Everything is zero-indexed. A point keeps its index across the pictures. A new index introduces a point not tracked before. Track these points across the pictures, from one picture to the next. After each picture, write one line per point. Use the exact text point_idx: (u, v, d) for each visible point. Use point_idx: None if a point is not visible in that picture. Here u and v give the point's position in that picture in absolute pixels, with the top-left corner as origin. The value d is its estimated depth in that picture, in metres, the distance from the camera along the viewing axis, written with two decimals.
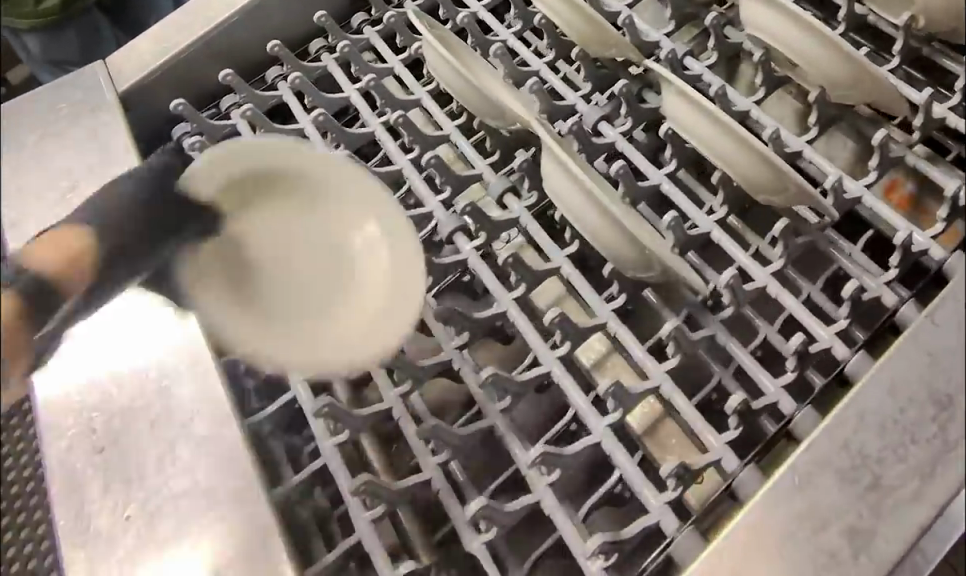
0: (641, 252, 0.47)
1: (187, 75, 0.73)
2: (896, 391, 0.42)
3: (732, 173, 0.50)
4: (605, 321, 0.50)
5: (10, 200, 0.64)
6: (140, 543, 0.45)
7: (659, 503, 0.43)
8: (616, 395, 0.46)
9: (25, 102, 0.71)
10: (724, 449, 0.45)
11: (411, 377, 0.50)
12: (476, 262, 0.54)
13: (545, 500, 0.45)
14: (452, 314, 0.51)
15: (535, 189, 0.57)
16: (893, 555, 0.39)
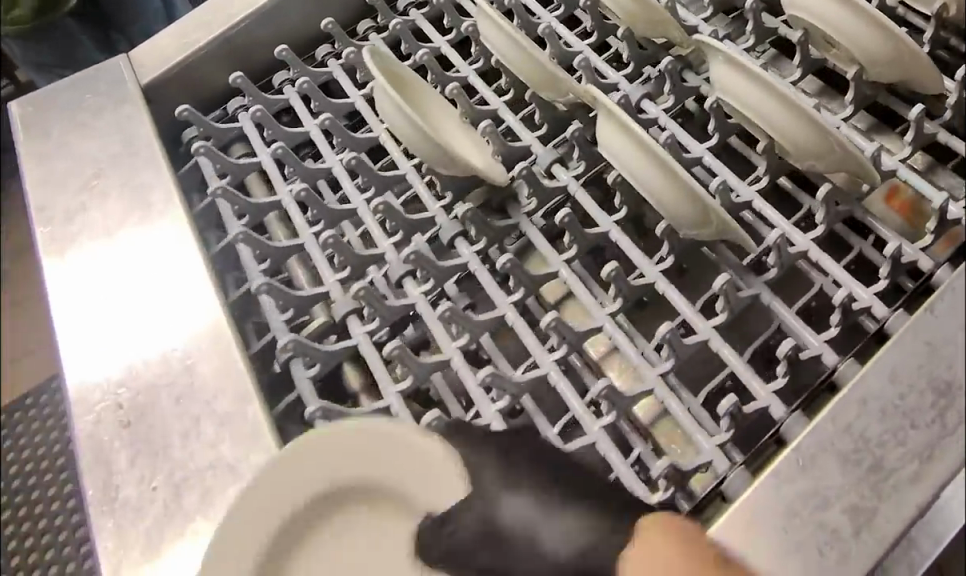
0: (699, 208, 0.49)
1: (212, 68, 0.75)
2: (897, 377, 0.44)
3: (779, 136, 0.52)
4: (654, 280, 0.52)
5: (39, 188, 0.66)
6: (165, 516, 0.47)
7: (711, 445, 0.45)
8: (671, 341, 0.48)
9: (50, 93, 0.73)
10: (771, 397, 0.46)
11: (468, 330, 0.51)
12: (528, 226, 0.57)
13: (600, 442, 0.46)
14: (514, 268, 0.52)
15: (583, 158, 0.59)
16: (891, 534, 0.40)
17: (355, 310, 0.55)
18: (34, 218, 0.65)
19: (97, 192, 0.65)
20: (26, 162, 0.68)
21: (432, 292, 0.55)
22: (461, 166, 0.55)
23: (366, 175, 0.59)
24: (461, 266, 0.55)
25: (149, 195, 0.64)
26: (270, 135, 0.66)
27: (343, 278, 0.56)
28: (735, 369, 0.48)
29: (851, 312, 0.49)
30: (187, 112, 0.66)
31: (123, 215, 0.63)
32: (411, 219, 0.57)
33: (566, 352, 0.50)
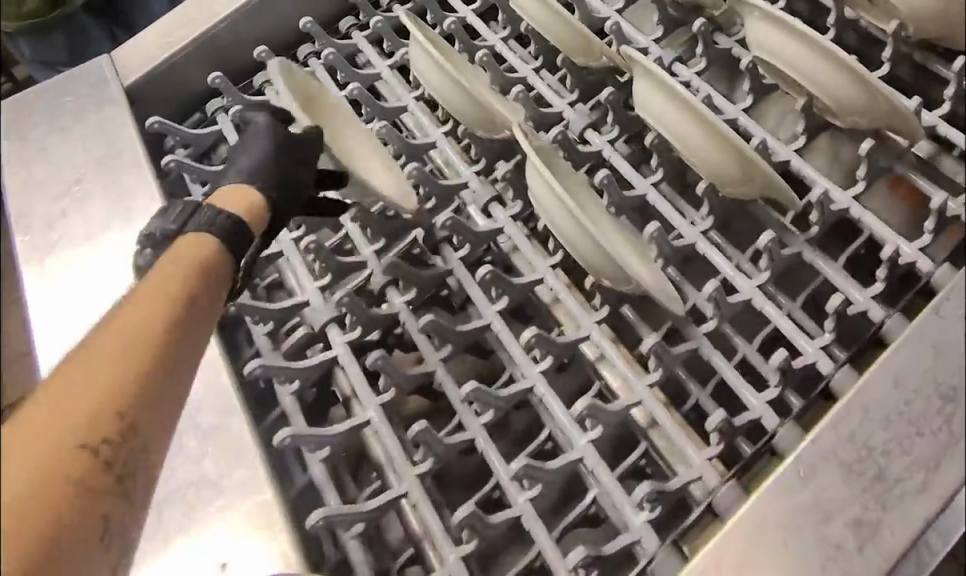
0: (746, 169, 0.48)
1: (204, 62, 0.73)
2: (902, 383, 0.42)
3: (817, 89, 0.50)
4: (694, 241, 0.51)
5: (17, 194, 0.65)
6: (145, 537, 0.45)
7: (758, 399, 0.45)
8: (716, 300, 0.48)
9: (33, 95, 0.72)
10: (818, 351, 0.46)
11: (508, 292, 0.52)
12: (513, 231, 0.55)
13: (646, 400, 0.46)
14: (497, 276, 0.51)
15: (616, 122, 0.57)
16: (899, 548, 0.39)
17: (392, 282, 0.54)
18: (13, 224, 0.63)
19: (78, 199, 0.64)
20: (8, 167, 0.67)
21: (469, 258, 0.55)
22: (499, 125, 0.56)
23: (395, 143, 0.58)
24: (496, 231, 0.55)
25: (132, 198, 0.62)
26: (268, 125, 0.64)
27: (380, 249, 0.56)
28: (780, 326, 0.47)
29: (897, 266, 0.48)
30: (219, 80, 0.65)
31: (106, 221, 0.62)
32: (444, 186, 0.56)
33: (607, 312, 0.51)
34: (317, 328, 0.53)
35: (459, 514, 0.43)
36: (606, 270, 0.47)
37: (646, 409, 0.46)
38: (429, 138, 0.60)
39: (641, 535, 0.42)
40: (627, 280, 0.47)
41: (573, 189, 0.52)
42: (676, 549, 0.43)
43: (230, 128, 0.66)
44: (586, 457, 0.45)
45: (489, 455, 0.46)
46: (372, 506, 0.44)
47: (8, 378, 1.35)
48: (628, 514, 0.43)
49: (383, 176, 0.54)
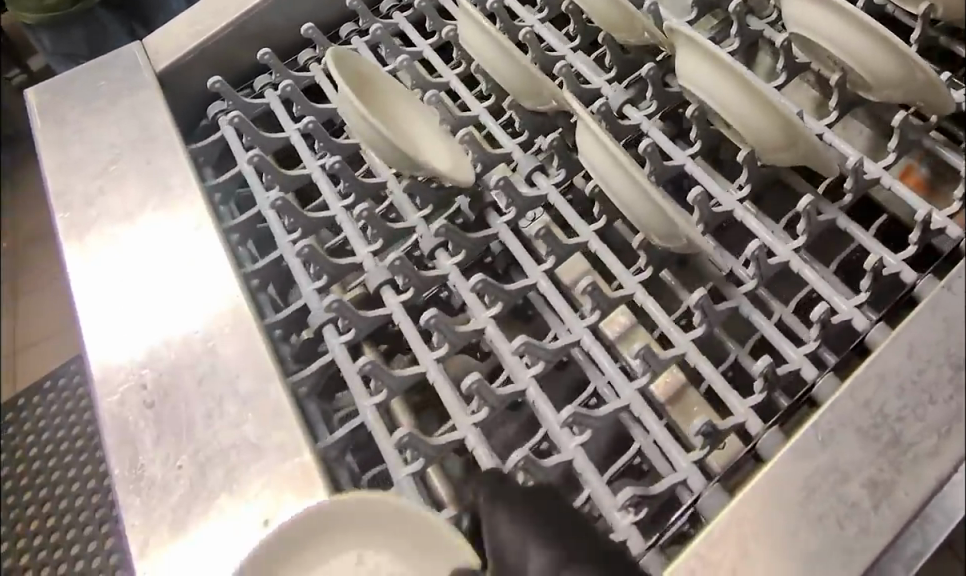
0: (789, 134, 0.50)
1: (237, 47, 0.75)
2: (915, 354, 0.44)
3: (853, 61, 0.52)
4: (732, 209, 0.53)
5: (54, 174, 0.67)
6: (189, 495, 0.47)
7: (798, 352, 0.47)
8: (757, 259, 0.50)
9: (66, 80, 0.74)
10: (854, 310, 0.48)
11: (555, 253, 0.54)
12: (557, 197, 0.56)
13: (690, 351, 0.48)
14: (547, 234, 0.53)
15: (655, 97, 0.59)
16: (912, 507, 0.41)
17: (441, 245, 0.56)
18: (53, 202, 0.65)
19: (114, 178, 0.66)
20: (44, 148, 0.69)
21: (514, 222, 0.57)
22: (544, 97, 0.57)
23: (444, 114, 0.61)
24: (541, 199, 0.56)
25: (168, 179, 0.64)
26: (299, 111, 0.66)
27: (426, 216, 0.59)
28: (817, 287, 0.49)
29: (929, 231, 0.50)
30: (268, 57, 0.69)
31: (141, 200, 0.64)
32: (491, 153, 0.59)
33: (652, 272, 0.53)
34: (372, 288, 0.55)
35: (514, 457, 0.46)
36: (654, 224, 0.49)
37: (688, 361, 0.48)
38: (473, 111, 0.62)
39: (688, 475, 0.44)
40: (675, 236, 0.49)
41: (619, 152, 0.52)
42: (721, 487, 0.44)
43: (278, 103, 0.69)
44: (633, 404, 0.47)
45: (539, 403, 0.48)
46: (437, 445, 0.47)
47: (33, 357, 1.36)
48: (675, 456, 0.45)
49: (439, 145, 0.60)
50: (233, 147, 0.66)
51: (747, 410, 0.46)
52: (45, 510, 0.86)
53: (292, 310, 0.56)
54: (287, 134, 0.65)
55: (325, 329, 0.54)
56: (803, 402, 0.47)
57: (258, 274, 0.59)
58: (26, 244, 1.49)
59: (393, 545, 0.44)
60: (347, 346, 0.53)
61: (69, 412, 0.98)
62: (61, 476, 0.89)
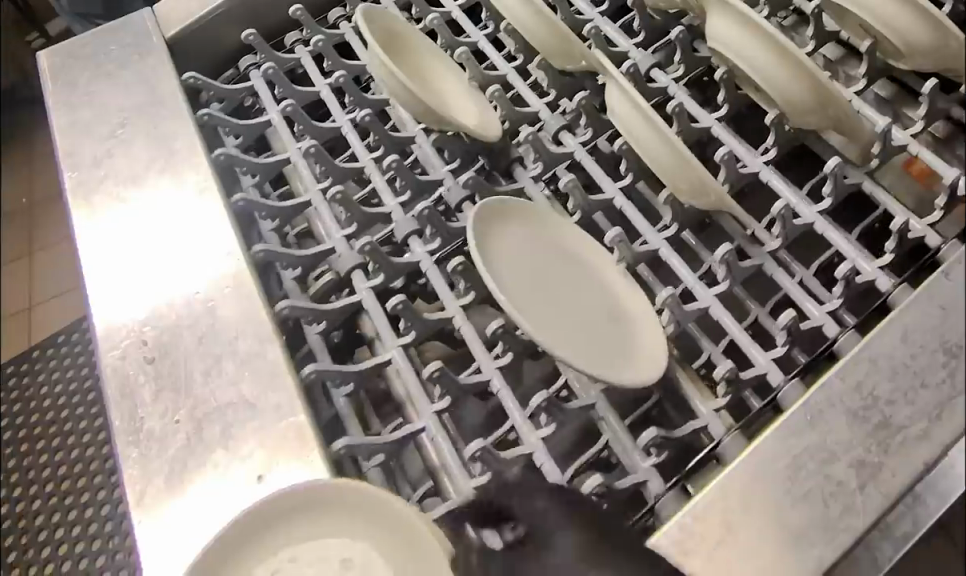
0: (822, 97, 0.50)
1: (252, 12, 0.75)
2: (909, 338, 0.44)
3: (885, 28, 0.52)
4: (757, 171, 0.54)
5: (64, 135, 0.68)
6: (185, 450, 0.48)
7: (820, 310, 0.48)
8: (783, 216, 0.50)
9: (76, 44, 0.74)
10: (877, 271, 0.48)
11: (580, 208, 0.56)
12: (584, 155, 0.57)
13: (714, 308, 0.49)
14: (574, 189, 0.54)
15: (683, 61, 0.60)
16: (897, 487, 0.41)
17: (467, 198, 0.58)
18: (62, 162, 0.66)
19: (122, 141, 0.66)
20: (53, 109, 0.70)
21: (541, 177, 0.58)
22: (576, 57, 0.58)
23: (473, 70, 0.63)
24: (566, 156, 0.58)
25: (173, 143, 0.65)
26: (329, 66, 0.68)
27: (453, 169, 0.60)
28: (841, 248, 0.50)
29: (958, 197, 0.50)
30: (300, 12, 0.69)
31: (148, 161, 0.64)
32: (519, 111, 0.60)
33: (677, 229, 0.54)
34: (399, 237, 0.56)
35: (471, 446, 0.45)
36: (683, 181, 0.50)
37: (712, 315, 0.50)
38: (500, 71, 0.64)
39: (709, 422, 0.47)
40: (702, 194, 0.49)
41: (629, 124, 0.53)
42: (742, 433, 0.46)
43: (309, 59, 0.69)
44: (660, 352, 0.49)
45: None
46: (463, 384, 0.49)
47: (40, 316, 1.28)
48: (698, 405, 0.48)
49: (468, 105, 0.60)
50: (264, 97, 0.67)
51: (768, 361, 0.47)
52: (41, 461, 0.87)
53: (310, 253, 0.56)
54: (318, 88, 0.66)
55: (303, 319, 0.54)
56: (823, 356, 0.48)
57: (273, 213, 0.60)
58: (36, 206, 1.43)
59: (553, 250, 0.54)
60: (374, 290, 0.55)
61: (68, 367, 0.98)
62: (60, 428, 0.90)
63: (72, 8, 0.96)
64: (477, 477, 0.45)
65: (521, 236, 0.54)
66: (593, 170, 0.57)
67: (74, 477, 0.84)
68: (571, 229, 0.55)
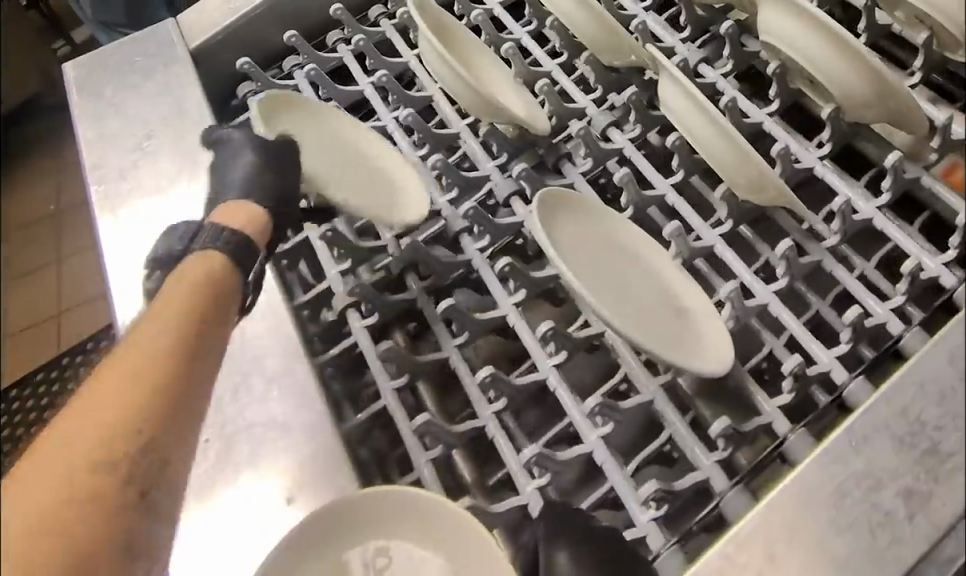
0: (884, 88, 0.49)
1: (278, 19, 0.75)
2: (957, 360, 0.43)
3: (939, 15, 0.51)
4: (812, 166, 0.53)
5: (90, 147, 0.67)
6: (213, 469, 0.47)
7: (884, 307, 0.47)
8: (844, 212, 0.50)
9: (101, 55, 0.74)
10: (941, 267, 0.48)
11: (633, 203, 0.55)
12: (633, 151, 0.57)
13: (772, 305, 0.49)
14: (628, 183, 0.53)
15: (731, 56, 0.59)
16: (949, 517, 0.39)
17: (517, 192, 0.57)
18: (88, 174, 0.66)
19: (147, 153, 0.66)
20: (79, 122, 0.70)
21: (590, 172, 0.58)
22: (626, 51, 0.58)
23: (518, 65, 0.62)
24: (616, 153, 0.57)
25: (198, 155, 0.65)
26: (372, 65, 0.67)
27: (502, 163, 0.59)
28: (903, 246, 0.49)
29: None
30: (341, 11, 0.68)
31: (174, 174, 0.64)
32: (567, 107, 0.59)
33: (733, 224, 0.53)
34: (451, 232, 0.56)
35: (526, 452, 0.45)
36: (741, 176, 0.50)
37: (771, 312, 0.49)
38: (545, 68, 0.63)
39: (773, 418, 0.46)
40: (759, 189, 0.50)
41: (682, 119, 0.52)
42: (807, 431, 0.45)
43: (351, 58, 0.69)
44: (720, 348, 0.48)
45: (618, 346, 0.50)
46: (519, 385, 0.48)
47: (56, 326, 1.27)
48: (761, 401, 0.47)
49: (518, 99, 0.59)
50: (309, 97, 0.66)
51: (830, 358, 0.47)
52: None
53: (363, 246, 0.55)
54: (361, 88, 0.66)
55: (348, 312, 0.53)
56: (887, 353, 0.47)
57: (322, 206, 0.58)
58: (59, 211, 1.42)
59: (602, 237, 0.53)
60: (427, 289, 0.54)
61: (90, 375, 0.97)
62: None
63: (97, 16, 0.96)
64: (538, 479, 0.45)
65: (583, 232, 0.52)
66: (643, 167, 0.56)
67: None
68: (623, 225, 0.54)
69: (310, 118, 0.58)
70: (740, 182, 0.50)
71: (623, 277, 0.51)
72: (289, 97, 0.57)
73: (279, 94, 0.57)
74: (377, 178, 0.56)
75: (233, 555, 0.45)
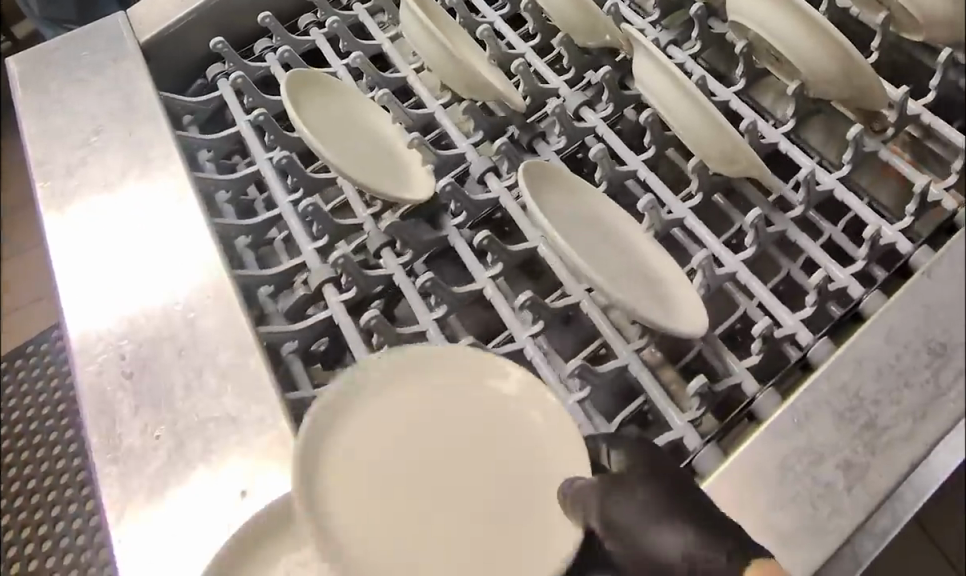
0: (850, 66, 0.50)
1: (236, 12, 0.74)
2: (893, 337, 0.45)
3: None
4: (776, 141, 0.54)
5: (36, 144, 0.66)
6: (167, 466, 0.47)
7: (845, 272, 0.48)
8: (807, 182, 0.50)
9: (48, 50, 0.72)
10: (898, 234, 0.48)
11: (607, 178, 0.55)
12: (605, 130, 0.57)
13: (739, 272, 0.50)
14: (603, 158, 0.54)
15: (700, 38, 0.60)
16: (885, 487, 0.41)
17: (491, 168, 0.57)
18: (34, 172, 0.65)
19: (95, 149, 0.65)
20: (24, 117, 0.68)
21: (565, 150, 0.58)
22: (599, 31, 0.58)
23: (492, 47, 0.62)
24: (588, 131, 0.58)
25: (149, 150, 0.64)
26: (346, 47, 0.66)
27: (477, 142, 0.59)
28: (863, 213, 0.50)
29: None
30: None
31: (123, 170, 0.63)
32: (541, 88, 0.60)
33: (702, 198, 0.54)
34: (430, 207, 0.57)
35: None
36: (715, 150, 0.50)
37: (739, 280, 0.50)
38: (518, 50, 0.63)
39: (741, 380, 0.46)
40: (731, 160, 0.50)
41: (660, 96, 0.52)
42: (775, 391, 0.46)
43: (324, 41, 0.68)
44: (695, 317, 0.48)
45: (592, 315, 0.50)
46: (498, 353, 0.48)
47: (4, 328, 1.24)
48: (730, 365, 0.47)
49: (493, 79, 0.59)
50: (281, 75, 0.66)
51: (796, 322, 0.47)
52: (13, 474, 0.84)
53: (343, 224, 0.57)
54: (333, 70, 0.65)
55: (325, 287, 0.53)
56: (848, 317, 0.48)
57: (301, 184, 0.59)
58: (6, 210, 1.37)
59: (580, 212, 0.53)
60: (404, 266, 0.54)
61: (40, 377, 0.94)
62: (28, 441, 0.87)
63: (43, 12, 0.93)
64: None
65: (566, 205, 0.52)
66: (616, 143, 0.57)
67: (48, 490, 0.82)
68: (602, 200, 0.54)
69: (328, 101, 0.60)
70: (715, 159, 0.51)
71: (604, 247, 0.51)
72: (303, 80, 0.60)
73: (299, 75, 0.59)
74: (382, 157, 0.58)
75: (181, 556, 0.44)
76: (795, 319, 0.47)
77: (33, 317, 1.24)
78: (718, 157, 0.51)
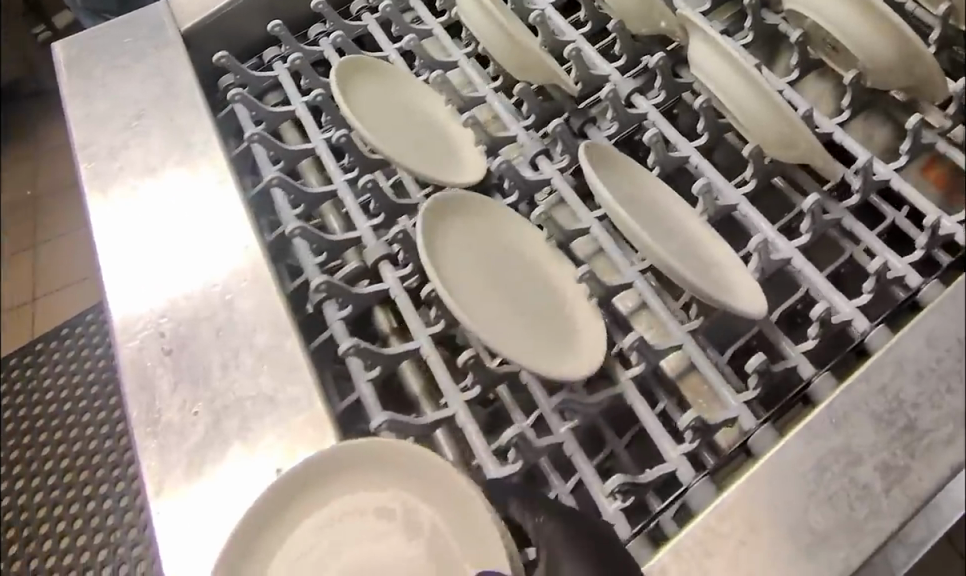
0: (910, 53, 0.50)
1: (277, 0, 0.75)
2: (934, 341, 0.44)
3: None
4: (830, 131, 0.54)
5: (80, 128, 0.67)
6: (202, 443, 0.48)
7: (903, 261, 0.48)
8: (863, 172, 0.50)
9: (92, 36, 0.74)
10: (957, 225, 0.49)
11: (660, 163, 0.55)
12: (657, 117, 0.58)
13: (795, 258, 0.50)
14: (657, 143, 0.54)
15: (753, 28, 0.60)
16: (924, 491, 0.41)
17: (543, 151, 0.58)
18: (78, 154, 0.66)
19: (137, 133, 0.66)
20: (68, 102, 0.70)
21: (615, 136, 0.58)
22: (654, 16, 0.59)
23: (544, 33, 0.62)
24: (639, 118, 0.58)
25: (190, 135, 0.65)
26: (398, 32, 0.67)
27: (528, 125, 0.60)
28: (920, 203, 0.50)
29: None
30: None
31: (164, 153, 0.64)
32: (594, 74, 0.60)
33: (756, 184, 0.54)
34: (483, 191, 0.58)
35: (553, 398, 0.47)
36: (771, 132, 0.50)
37: (794, 266, 0.50)
38: (567, 36, 0.63)
39: (798, 363, 0.47)
40: (790, 144, 0.50)
41: (719, 82, 0.53)
42: (830, 375, 0.47)
43: (376, 26, 0.69)
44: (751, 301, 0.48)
45: (647, 296, 0.50)
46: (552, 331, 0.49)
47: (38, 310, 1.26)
48: (785, 347, 0.48)
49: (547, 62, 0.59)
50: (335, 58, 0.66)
51: (853, 309, 0.47)
52: (44, 452, 0.86)
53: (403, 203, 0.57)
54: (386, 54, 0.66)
55: (382, 265, 0.55)
56: (906, 305, 0.48)
57: (357, 163, 0.59)
58: (41, 195, 1.40)
59: (634, 194, 0.53)
60: None
61: (72, 357, 0.96)
62: (60, 421, 0.88)
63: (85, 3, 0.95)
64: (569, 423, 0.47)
65: (621, 187, 0.52)
66: (668, 129, 0.57)
67: (79, 469, 0.83)
68: (656, 186, 0.55)
69: (382, 86, 0.61)
70: (779, 145, 0.51)
71: (659, 228, 0.51)
72: (356, 67, 0.61)
73: (351, 62, 0.60)
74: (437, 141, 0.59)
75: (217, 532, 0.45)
76: (852, 306, 0.48)
77: (66, 300, 1.26)
78: (781, 141, 0.51)
